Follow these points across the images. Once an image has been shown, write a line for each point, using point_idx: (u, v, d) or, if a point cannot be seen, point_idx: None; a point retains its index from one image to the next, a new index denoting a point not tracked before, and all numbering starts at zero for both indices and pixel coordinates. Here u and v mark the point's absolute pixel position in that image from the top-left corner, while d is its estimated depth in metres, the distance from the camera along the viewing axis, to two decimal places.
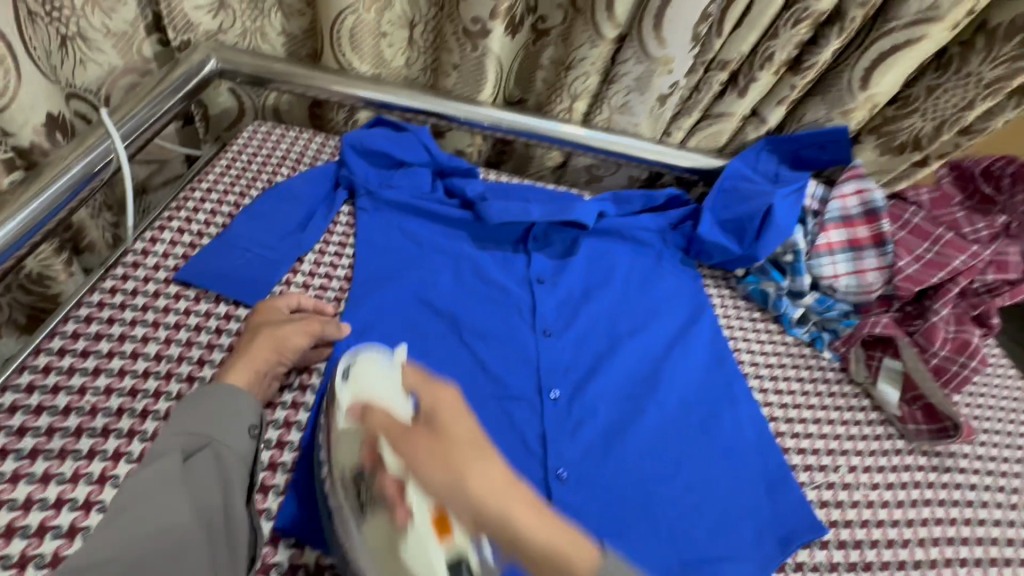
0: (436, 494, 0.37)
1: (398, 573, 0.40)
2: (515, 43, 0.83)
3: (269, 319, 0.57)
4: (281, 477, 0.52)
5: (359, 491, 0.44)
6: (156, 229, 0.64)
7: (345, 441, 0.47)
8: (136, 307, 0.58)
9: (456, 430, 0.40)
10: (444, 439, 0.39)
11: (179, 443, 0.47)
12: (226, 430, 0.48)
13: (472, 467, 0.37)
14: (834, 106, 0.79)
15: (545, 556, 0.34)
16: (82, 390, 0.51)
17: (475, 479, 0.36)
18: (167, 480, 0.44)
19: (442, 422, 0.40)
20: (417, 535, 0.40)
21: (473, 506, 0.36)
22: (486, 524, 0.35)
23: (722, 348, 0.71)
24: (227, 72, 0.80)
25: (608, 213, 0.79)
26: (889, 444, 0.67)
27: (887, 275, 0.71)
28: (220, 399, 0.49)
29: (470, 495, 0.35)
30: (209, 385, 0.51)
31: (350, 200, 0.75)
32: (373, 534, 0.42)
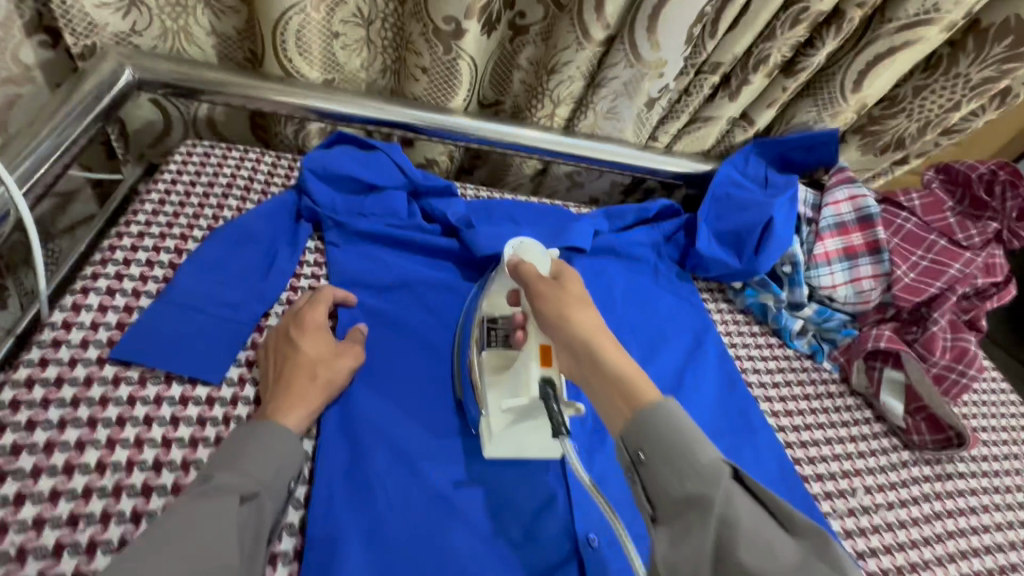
0: (546, 322, 0.47)
1: (501, 385, 0.50)
2: (490, 42, 0.74)
3: (316, 355, 0.51)
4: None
5: (494, 329, 0.53)
6: (79, 293, 0.52)
7: (494, 294, 0.55)
8: (62, 402, 0.45)
9: (574, 289, 0.49)
10: (566, 288, 0.49)
11: (231, 482, 0.41)
12: (279, 475, 0.43)
13: (576, 312, 0.46)
14: (825, 109, 0.76)
15: (614, 380, 0.43)
16: (3, 528, 0.39)
17: (574, 318, 0.46)
18: (224, 524, 0.38)
19: (569, 279, 0.50)
20: (523, 359, 0.49)
21: (576, 333, 0.45)
22: (578, 349, 0.45)
23: (731, 372, 0.69)
24: (147, 83, 0.67)
25: (602, 231, 0.75)
26: (895, 456, 0.67)
27: (884, 283, 0.71)
28: (275, 442, 0.44)
29: (573, 323, 0.46)
30: (255, 425, 0.45)
31: (316, 233, 0.65)
32: (493, 357, 0.51)
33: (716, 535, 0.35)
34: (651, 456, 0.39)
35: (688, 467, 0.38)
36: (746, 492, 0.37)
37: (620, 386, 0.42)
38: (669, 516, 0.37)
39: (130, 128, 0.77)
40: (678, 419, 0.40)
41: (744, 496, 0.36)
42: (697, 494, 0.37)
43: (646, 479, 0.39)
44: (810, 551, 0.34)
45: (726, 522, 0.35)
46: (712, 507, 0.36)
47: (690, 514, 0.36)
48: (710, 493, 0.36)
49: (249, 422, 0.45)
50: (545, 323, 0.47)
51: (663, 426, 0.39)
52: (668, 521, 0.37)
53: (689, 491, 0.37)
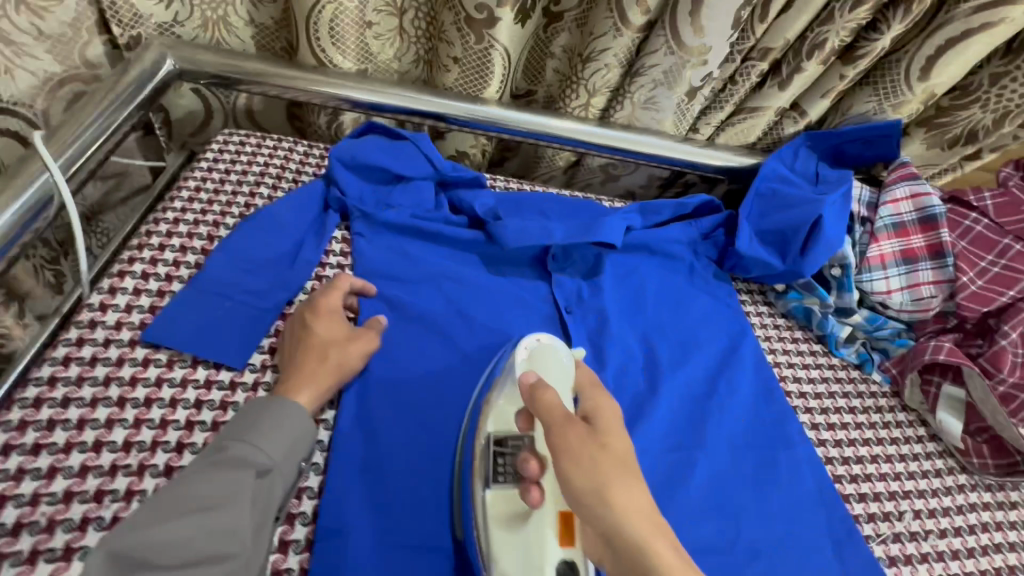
0: (578, 500, 0.38)
1: (507, 556, 0.42)
2: (524, 31, 0.71)
3: (327, 338, 0.51)
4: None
5: (499, 462, 0.46)
6: (116, 276, 0.54)
7: (500, 413, 0.48)
8: (95, 380, 0.47)
9: (615, 443, 0.39)
10: (601, 447, 0.39)
11: (243, 458, 0.41)
12: (290, 454, 0.43)
13: (623, 493, 0.37)
14: (887, 98, 0.70)
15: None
16: (35, 500, 0.41)
17: (617, 503, 0.36)
18: (236, 498, 0.38)
19: (601, 427, 0.40)
20: (540, 526, 0.42)
21: (618, 524, 0.36)
22: (620, 544, 0.36)
23: (768, 380, 0.65)
24: (189, 73, 0.68)
25: (634, 226, 0.71)
26: (951, 479, 0.61)
27: (947, 290, 0.65)
28: (286, 417, 0.44)
29: (613, 512, 0.36)
30: (269, 399, 0.45)
31: (343, 223, 0.65)
32: (500, 501, 0.44)
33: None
34: None
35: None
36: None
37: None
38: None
39: (173, 117, 0.80)
40: None
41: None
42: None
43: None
44: None
45: None
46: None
47: None
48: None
49: (262, 400, 0.45)
50: (581, 502, 0.37)
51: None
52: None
53: None
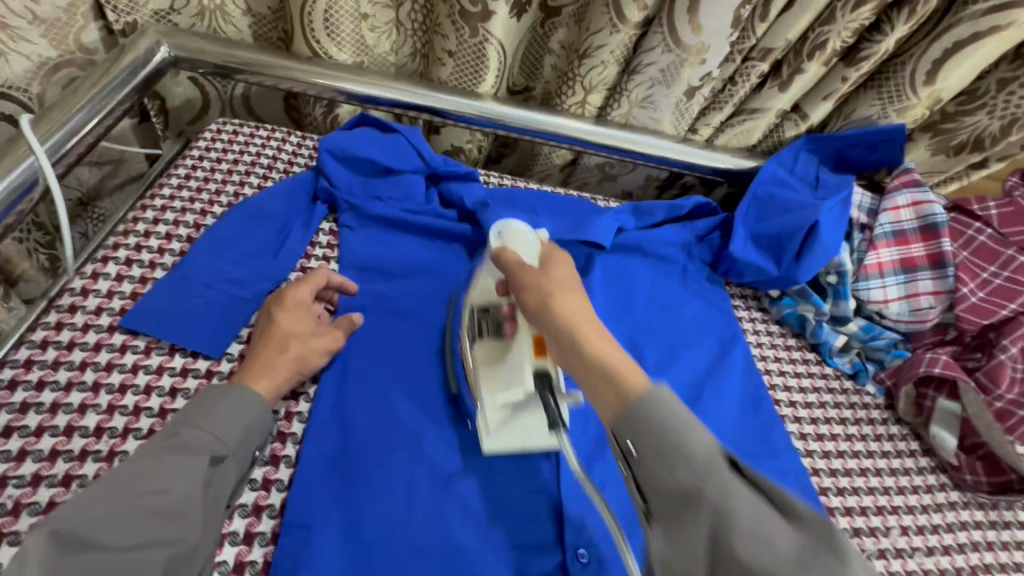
0: (530, 313, 0.45)
1: (493, 380, 0.48)
2: (520, 25, 0.71)
3: (291, 330, 0.51)
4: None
5: (480, 322, 0.50)
6: (99, 262, 0.54)
7: (480, 281, 0.52)
8: (71, 365, 0.47)
9: (555, 271, 0.46)
10: (547, 275, 0.46)
11: (198, 444, 0.41)
12: (246, 442, 0.44)
13: (564, 299, 0.44)
14: (891, 103, 0.68)
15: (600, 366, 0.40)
16: (4, 481, 0.41)
17: (557, 304, 0.43)
18: (189, 485, 0.39)
19: (549, 265, 0.47)
20: (517, 350, 0.47)
21: (557, 322, 0.43)
22: (560, 334, 0.42)
23: (756, 387, 0.63)
24: (184, 61, 0.68)
25: (627, 227, 0.70)
26: (942, 496, 0.60)
27: (946, 302, 0.63)
28: (242, 404, 0.44)
29: (552, 310, 0.43)
30: (225, 385, 0.45)
31: (331, 215, 0.65)
32: (485, 353, 0.48)
33: (711, 531, 0.32)
34: (639, 448, 0.36)
35: (678, 461, 0.34)
36: (745, 483, 0.33)
37: (607, 376, 0.39)
38: (662, 518, 0.35)
39: (169, 105, 0.79)
40: (670, 410, 0.36)
41: (741, 488, 0.33)
42: (688, 494, 0.33)
43: (636, 473, 0.37)
44: (814, 540, 0.31)
45: (721, 519, 0.32)
46: (706, 500, 0.33)
47: (681, 505, 0.34)
48: (701, 492, 0.33)
49: (217, 386, 0.45)
50: (530, 312, 0.44)
51: (656, 413, 0.36)
52: (661, 507, 0.35)
53: (682, 487, 0.34)
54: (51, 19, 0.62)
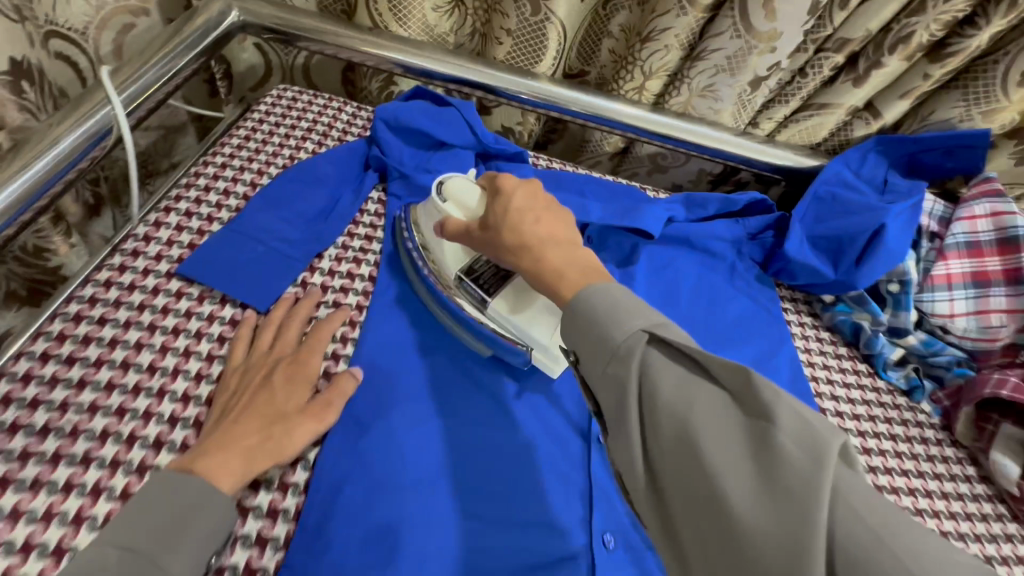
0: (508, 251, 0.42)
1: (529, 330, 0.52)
2: (583, 5, 0.70)
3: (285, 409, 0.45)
4: (282, 528, 0.44)
5: (476, 278, 0.53)
6: (161, 212, 0.56)
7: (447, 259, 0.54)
8: (132, 304, 0.50)
9: (508, 191, 0.45)
10: (510, 202, 0.44)
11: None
12: (194, 563, 0.36)
13: (524, 224, 0.42)
14: (977, 105, 0.63)
15: (553, 281, 0.39)
16: (64, 406, 0.43)
17: (525, 228, 0.42)
18: None
19: (502, 189, 0.46)
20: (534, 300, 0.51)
21: (529, 231, 0.42)
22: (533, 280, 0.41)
23: (801, 394, 0.61)
24: (252, 26, 0.71)
25: (676, 218, 0.68)
26: (998, 527, 0.56)
27: (1019, 321, 0.59)
28: (189, 511, 0.37)
29: (520, 234, 0.42)
30: (177, 483, 0.38)
31: (381, 184, 0.66)
32: (506, 299, 0.52)
33: (641, 404, 0.32)
34: (579, 349, 0.36)
35: (604, 352, 0.34)
36: (670, 357, 0.33)
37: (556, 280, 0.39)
38: (604, 411, 0.35)
39: (235, 71, 0.83)
40: (617, 303, 0.36)
41: (663, 363, 0.33)
42: (618, 379, 0.33)
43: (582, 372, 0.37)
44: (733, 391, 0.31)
45: (651, 393, 0.32)
46: (631, 381, 0.33)
47: (616, 396, 0.33)
48: (624, 371, 0.33)
49: (164, 485, 0.37)
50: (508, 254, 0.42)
51: (584, 305, 0.36)
52: (606, 410, 0.34)
53: (610, 376, 0.34)
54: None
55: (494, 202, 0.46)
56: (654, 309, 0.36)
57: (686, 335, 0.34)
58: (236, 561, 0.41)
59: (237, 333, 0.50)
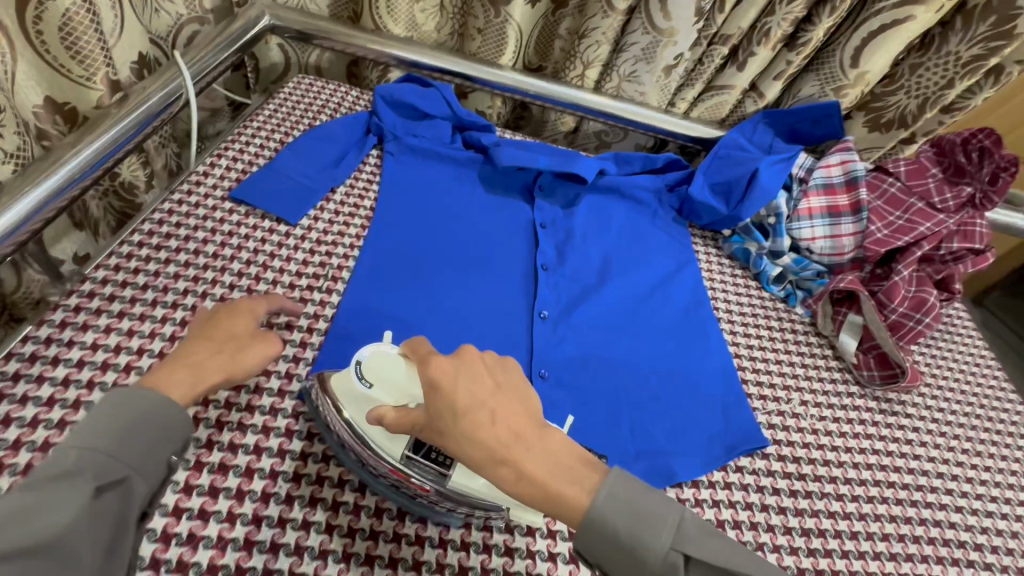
0: (477, 467, 0.40)
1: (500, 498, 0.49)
2: (535, 11, 0.91)
3: (236, 332, 0.54)
4: (310, 353, 0.63)
5: (427, 451, 0.51)
6: (215, 157, 0.77)
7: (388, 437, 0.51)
8: (198, 216, 0.70)
9: (448, 388, 0.41)
10: (455, 407, 0.41)
11: (90, 468, 0.38)
12: (151, 458, 0.41)
13: (480, 427, 0.40)
14: (827, 83, 0.85)
15: (542, 496, 0.39)
16: (157, 273, 0.64)
17: (473, 430, 0.40)
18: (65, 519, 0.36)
19: (437, 382, 0.42)
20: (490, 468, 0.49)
21: (489, 443, 0.39)
22: (489, 466, 0.39)
23: (700, 295, 0.80)
24: (278, 28, 0.91)
25: (609, 171, 0.88)
26: (843, 387, 0.74)
27: (860, 240, 0.78)
28: (138, 413, 0.42)
29: (480, 445, 0.39)
30: (133, 393, 0.43)
31: (379, 145, 0.85)
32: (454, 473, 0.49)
33: None
34: (613, 564, 0.39)
35: (641, 570, 0.38)
36: (705, 568, 0.38)
37: (551, 503, 0.39)
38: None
39: (261, 66, 1.03)
40: (614, 508, 0.39)
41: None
42: None
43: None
44: None
45: None
46: None
47: None
48: None
49: (121, 394, 0.42)
50: (476, 467, 0.40)
51: (613, 525, 0.39)
52: None
53: None
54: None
55: (430, 399, 0.42)
56: (669, 506, 0.40)
57: (704, 529, 0.40)
58: (280, 368, 0.61)
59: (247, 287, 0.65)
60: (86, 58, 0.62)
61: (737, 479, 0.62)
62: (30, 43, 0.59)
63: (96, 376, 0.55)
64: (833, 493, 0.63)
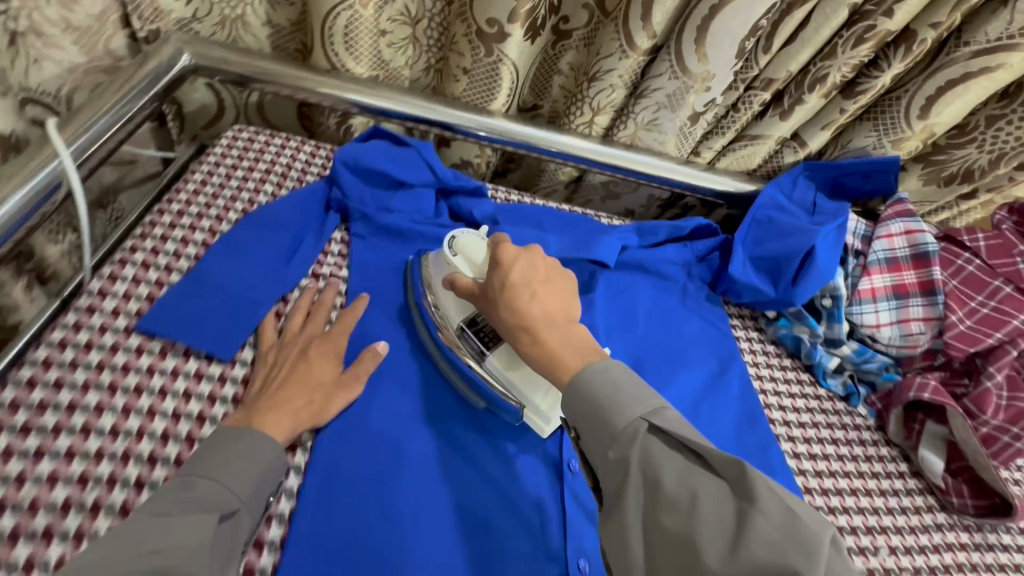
0: (506, 328, 0.48)
1: (529, 381, 0.55)
2: (534, 48, 0.73)
3: (323, 380, 0.52)
4: (269, 558, 0.46)
5: (479, 329, 0.56)
6: (116, 264, 0.56)
7: (450, 312, 0.58)
8: (89, 365, 0.49)
9: (509, 270, 0.50)
10: (505, 278, 0.49)
11: (210, 497, 0.41)
12: (257, 493, 0.44)
13: (520, 299, 0.48)
14: (886, 134, 0.71)
15: (548, 360, 0.45)
16: (20, 479, 0.42)
17: (530, 302, 0.47)
18: (200, 539, 0.38)
19: (500, 261, 0.50)
20: None
21: (521, 319, 0.47)
22: (518, 330, 0.47)
23: (753, 407, 0.66)
24: (204, 69, 0.71)
25: (630, 245, 0.72)
26: (928, 517, 0.61)
27: (935, 329, 0.65)
28: (244, 450, 0.45)
29: (517, 313, 0.47)
30: (238, 429, 0.46)
31: (343, 224, 0.66)
32: (500, 358, 0.55)
33: (642, 491, 0.37)
34: (580, 427, 0.41)
35: (607, 435, 0.39)
36: (666, 442, 0.38)
37: (553, 371, 0.44)
38: (604, 484, 0.40)
39: (186, 111, 0.81)
40: (601, 377, 0.41)
41: (660, 447, 0.38)
42: (618, 462, 0.38)
43: (583, 446, 0.42)
44: (723, 476, 0.36)
45: (649, 477, 0.37)
46: (633, 463, 0.37)
47: (618, 477, 0.38)
48: (626, 454, 0.38)
49: (229, 430, 0.46)
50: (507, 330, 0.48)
51: (587, 385, 0.41)
52: (607, 491, 0.39)
53: (614, 454, 0.38)
54: (80, 27, 0.61)
55: (493, 274, 0.51)
56: (649, 397, 0.41)
57: (678, 420, 0.40)
58: None
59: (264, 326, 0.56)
60: None
61: None
62: None
63: None
64: None
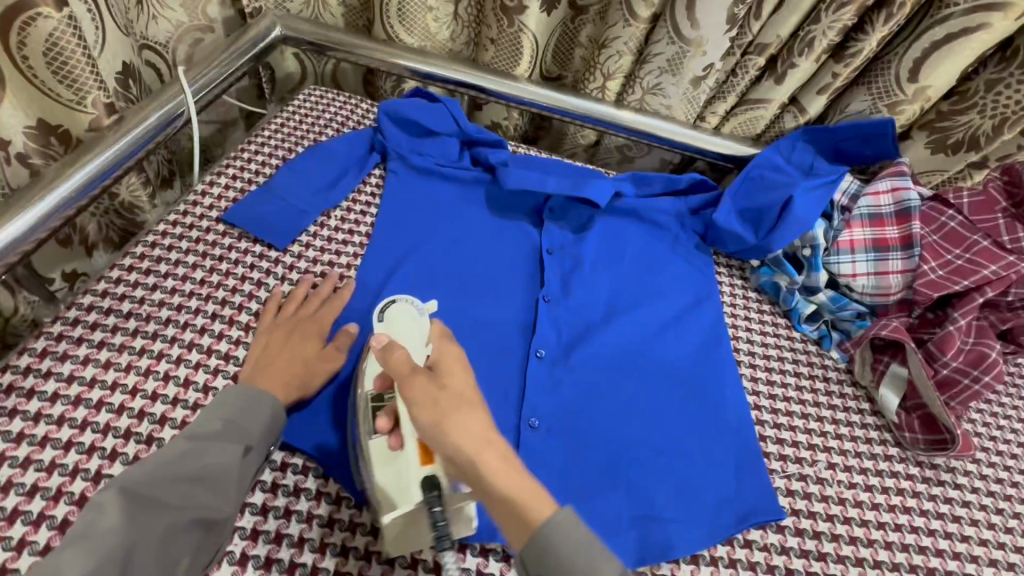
0: (427, 436, 0.45)
1: (385, 489, 0.50)
2: (551, 19, 0.85)
3: (307, 357, 0.60)
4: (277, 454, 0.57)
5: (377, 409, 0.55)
6: (213, 176, 0.75)
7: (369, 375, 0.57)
8: (190, 239, 0.69)
9: (452, 383, 0.47)
10: (441, 390, 0.46)
11: (234, 435, 0.51)
12: (268, 435, 0.53)
13: (450, 411, 0.44)
14: (880, 98, 0.75)
15: (501, 502, 0.42)
16: (141, 300, 0.63)
17: (452, 427, 0.44)
18: (223, 470, 0.48)
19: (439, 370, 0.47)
20: (407, 459, 0.50)
21: (452, 445, 0.43)
22: (458, 459, 0.43)
23: (720, 334, 0.73)
24: (290, 39, 0.89)
25: (625, 193, 0.81)
26: (880, 449, 0.66)
27: (909, 279, 0.69)
28: (257, 402, 0.53)
29: (444, 434, 0.43)
30: (250, 386, 0.55)
31: (382, 163, 0.82)
32: (377, 450, 0.52)
33: None
34: None
35: None
36: None
37: (515, 510, 0.42)
38: None
39: (276, 76, 1.01)
40: (569, 536, 0.41)
41: None
42: None
43: None
44: None
45: None
46: None
47: None
48: None
49: (243, 385, 0.55)
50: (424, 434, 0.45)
51: (554, 546, 0.41)
52: None
53: None
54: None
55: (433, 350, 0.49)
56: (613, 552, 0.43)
57: None
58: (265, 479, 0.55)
59: (269, 296, 0.66)
60: (76, 83, 0.62)
61: (761, 560, 0.57)
62: (16, 66, 0.59)
63: (67, 413, 0.55)
64: (853, 558, 0.58)
